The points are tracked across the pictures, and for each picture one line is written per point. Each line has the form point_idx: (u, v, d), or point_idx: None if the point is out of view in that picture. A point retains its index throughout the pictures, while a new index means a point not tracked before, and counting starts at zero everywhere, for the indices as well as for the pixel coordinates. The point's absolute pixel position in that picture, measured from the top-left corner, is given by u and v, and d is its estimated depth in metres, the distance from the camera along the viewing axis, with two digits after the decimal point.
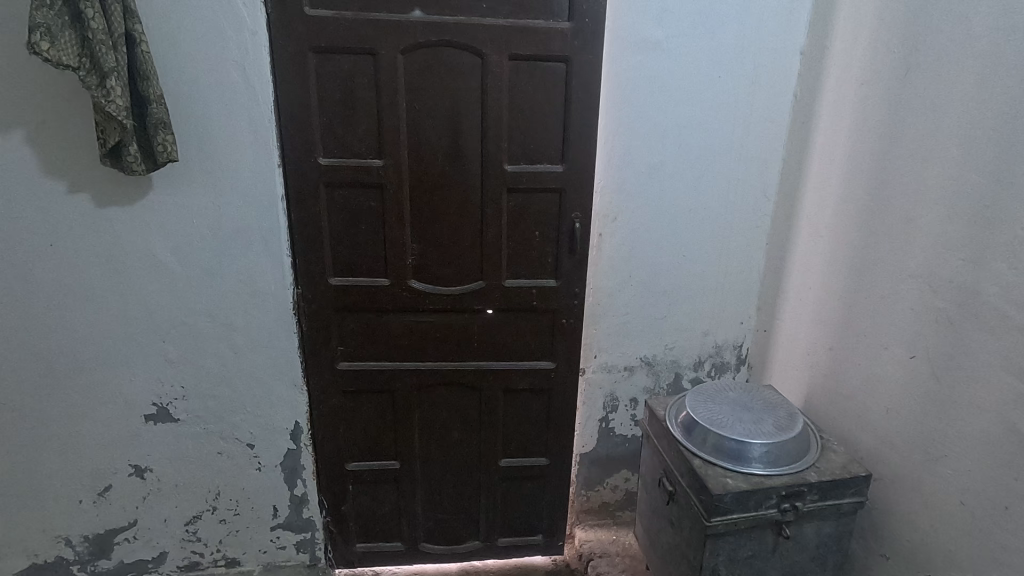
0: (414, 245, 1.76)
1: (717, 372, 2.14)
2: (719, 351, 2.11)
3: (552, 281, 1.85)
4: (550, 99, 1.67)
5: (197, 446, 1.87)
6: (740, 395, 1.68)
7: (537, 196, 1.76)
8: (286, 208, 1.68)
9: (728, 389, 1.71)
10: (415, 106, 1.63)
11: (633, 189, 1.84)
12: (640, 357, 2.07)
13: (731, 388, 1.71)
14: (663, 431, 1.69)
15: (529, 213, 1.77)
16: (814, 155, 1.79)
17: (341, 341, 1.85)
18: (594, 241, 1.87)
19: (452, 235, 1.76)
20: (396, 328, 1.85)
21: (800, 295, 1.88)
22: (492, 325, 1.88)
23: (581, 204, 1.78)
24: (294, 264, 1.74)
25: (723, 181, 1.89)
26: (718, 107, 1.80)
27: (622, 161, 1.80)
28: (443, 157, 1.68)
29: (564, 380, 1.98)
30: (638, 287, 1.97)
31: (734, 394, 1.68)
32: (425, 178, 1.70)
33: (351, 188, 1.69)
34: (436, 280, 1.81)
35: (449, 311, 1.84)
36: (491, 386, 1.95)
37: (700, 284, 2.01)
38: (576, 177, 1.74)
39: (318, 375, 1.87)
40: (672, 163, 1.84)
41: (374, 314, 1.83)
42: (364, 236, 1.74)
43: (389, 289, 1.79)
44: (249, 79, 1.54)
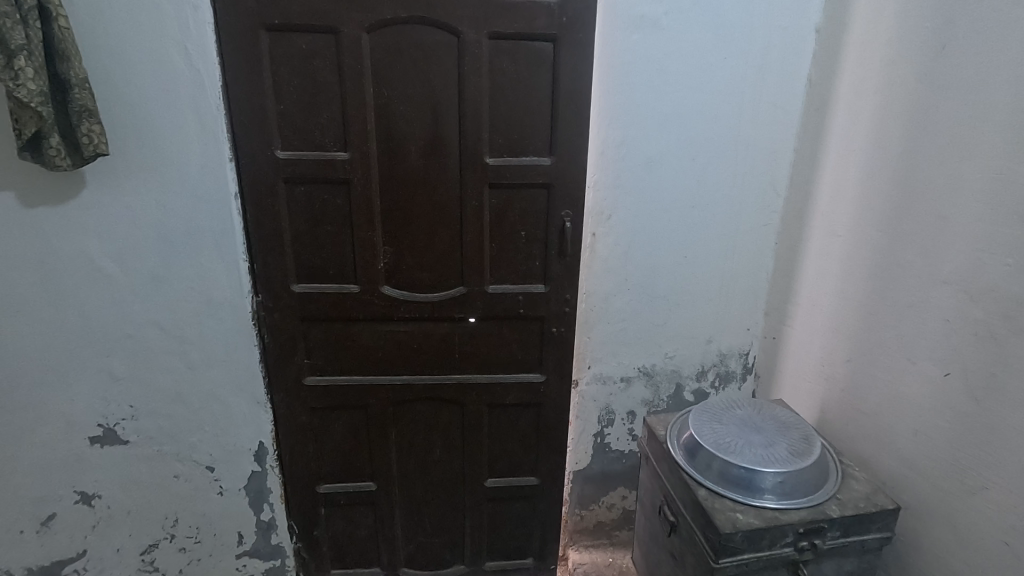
0: (386, 247, 1.59)
1: (721, 382, 1.98)
2: (723, 360, 1.95)
3: (540, 286, 1.67)
4: (536, 83, 1.49)
5: (151, 469, 1.70)
6: (749, 414, 1.51)
7: (522, 192, 1.58)
8: (241, 208, 1.50)
9: (736, 406, 1.54)
10: (384, 92, 1.45)
11: (630, 184, 1.66)
12: (638, 367, 1.91)
13: (738, 405, 1.55)
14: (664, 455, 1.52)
15: (514, 212, 1.59)
16: (829, 145, 1.61)
17: (308, 353, 1.67)
18: (588, 242, 1.70)
19: (428, 236, 1.59)
20: (369, 339, 1.68)
21: (813, 300, 1.70)
22: (474, 335, 1.70)
23: (572, 202, 1.60)
24: (253, 270, 1.56)
25: (728, 174, 1.71)
26: (723, 92, 1.62)
27: (618, 153, 1.62)
28: (417, 149, 1.50)
29: (555, 394, 1.80)
30: (634, 291, 1.80)
31: (743, 412, 1.52)
32: (396, 172, 1.52)
33: (314, 184, 1.51)
34: (410, 286, 1.63)
35: (427, 319, 1.67)
36: (475, 401, 1.78)
37: (703, 288, 1.84)
38: (566, 171, 1.56)
39: (284, 391, 1.70)
40: (673, 154, 1.66)
41: (344, 323, 1.65)
42: (330, 238, 1.56)
43: (360, 297, 1.62)
44: (194, 62, 1.36)
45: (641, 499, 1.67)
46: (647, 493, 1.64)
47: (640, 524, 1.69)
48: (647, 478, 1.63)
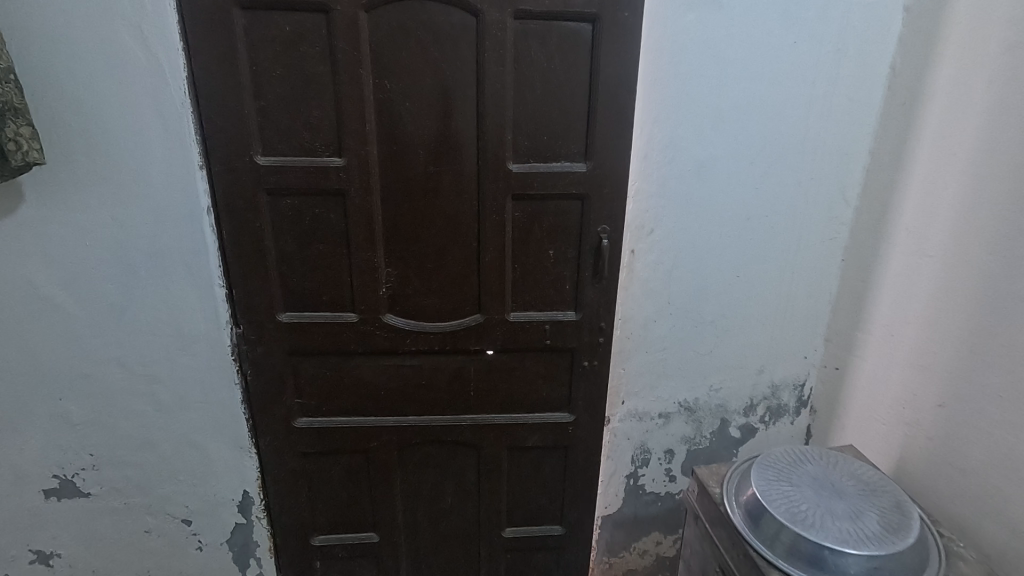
0: (390, 269, 1.34)
1: (772, 417, 1.74)
2: (776, 393, 1.71)
3: (571, 314, 1.42)
4: (571, 74, 1.23)
5: (117, 525, 1.46)
6: (824, 471, 1.25)
7: (550, 204, 1.32)
8: (216, 224, 1.25)
9: (807, 460, 1.29)
10: (386, 85, 1.19)
11: (676, 193, 1.41)
12: (679, 402, 1.66)
13: (810, 459, 1.30)
14: (718, 514, 1.28)
15: (541, 228, 1.34)
16: (919, 147, 1.34)
17: (298, 391, 1.43)
18: (626, 262, 1.45)
19: (439, 257, 1.34)
20: (369, 375, 1.44)
21: (891, 329, 1.45)
22: (493, 370, 1.46)
23: (610, 215, 1.34)
24: (231, 297, 1.31)
25: (791, 179, 1.45)
26: (789, 84, 1.36)
27: (664, 157, 1.37)
28: (425, 154, 1.25)
29: (585, 435, 1.56)
30: (677, 316, 1.54)
31: (817, 469, 1.26)
32: (401, 181, 1.26)
33: (302, 196, 1.26)
34: (418, 314, 1.38)
35: (437, 352, 1.43)
36: (493, 444, 1.54)
37: (755, 312, 1.59)
38: (604, 179, 1.31)
39: (270, 435, 1.46)
40: (728, 158, 1.40)
41: (340, 357, 1.41)
42: (323, 259, 1.31)
43: (358, 328, 1.37)
44: (152, 48, 1.11)
45: (686, 554, 1.44)
46: (695, 551, 1.40)
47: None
48: (695, 535, 1.39)
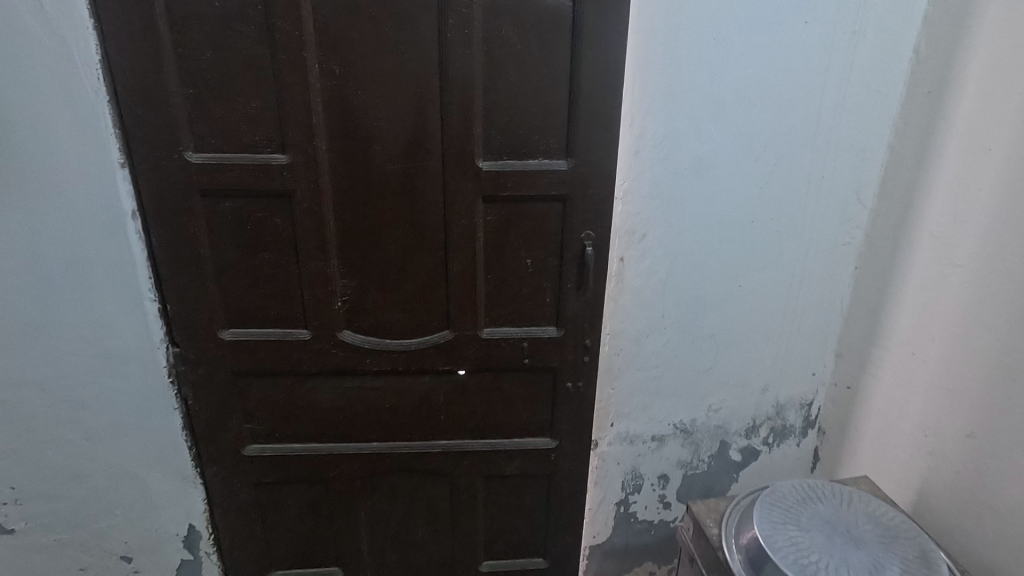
0: (346, 281, 1.18)
1: (775, 438, 1.59)
2: (780, 413, 1.56)
3: (552, 330, 1.27)
4: (549, 58, 1.07)
5: (47, 564, 1.32)
6: (838, 514, 1.10)
7: (527, 207, 1.16)
8: (144, 231, 1.10)
9: (817, 500, 1.13)
10: (335, 71, 1.03)
11: (671, 195, 1.25)
12: (674, 424, 1.51)
13: (819, 498, 1.14)
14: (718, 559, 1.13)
15: (517, 234, 1.18)
16: (947, 143, 1.18)
17: (247, 416, 1.28)
18: (615, 271, 1.29)
19: (402, 267, 1.18)
20: (326, 399, 1.28)
21: (911, 346, 1.30)
22: (465, 392, 1.31)
23: (595, 219, 1.19)
24: (165, 313, 1.16)
25: (800, 178, 1.30)
26: (798, 71, 1.20)
27: (657, 153, 1.21)
28: (382, 150, 1.09)
29: (570, 462, 1.41)
30: (671, 330, 1.39)
31: (829, 511, 1.10)
32: (356, 181, 1.11)
33: (242, 199, 1.10)
34: (379, 331, 1.23)
35: (402, 373, 1.28)
36: (467, 472, 1.38)
37: (758, 326, 1.44)
38: (589, 178, 1.15)
39: (217, 465, 1.31)
40: (729, 155, 1.24)
41: (293, 378, 1.26)
42: (269, 270, 1.16)
43: (312, 346, 1.22)
44: (58, 27, 0.95)
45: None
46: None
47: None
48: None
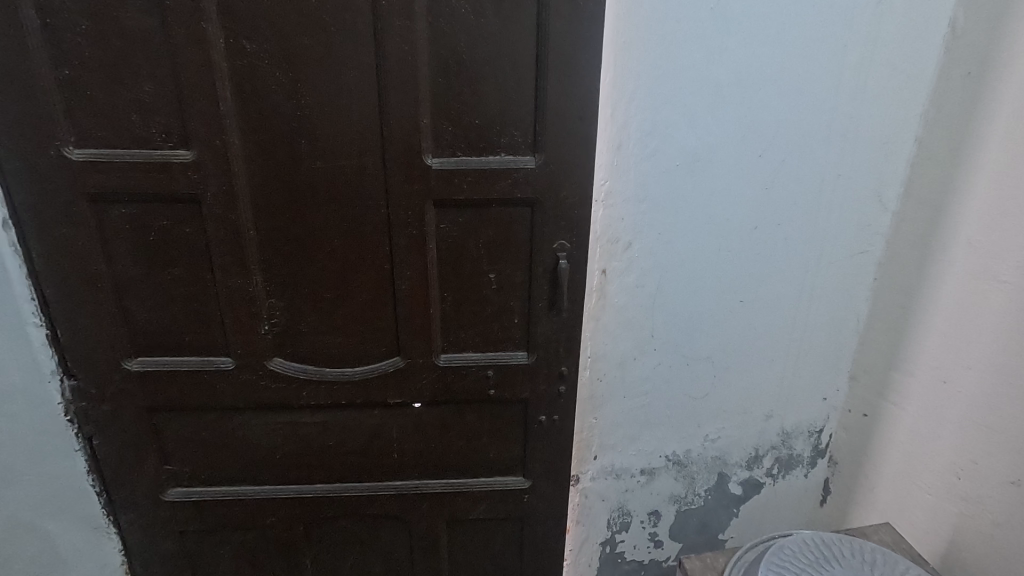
0: (273, 301, 0.99)
1: (781, 469, 1.42)
2: (786, 441, 1.38)
3: (521, 356, 1.08)
4: (509, 32, 0.88)
5: None
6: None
7: (488, 212, 0.97)
8: (22, 243, 0.91)
9: (828, 562, 0.95)
10: (245, 47, 0.84)
11: (661, 197, 1.06)
12: (666, 455, 1.33)
13: (829, 558, 0.96)
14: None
15: (477, 245, 0.99)
16: (990, 135, 0.99)
17: (166, 456, 1.10)
18: (595, 286, 1.11)
19: (340, 285, 0.99)
20: (259, 436, 1.10)
21: (940, 374, 1.11)
22: (421, 427, 1.12)
23: (570, 227, 0.99)
24: (56, 339, 0.97)
25: (812, 176, 1.11)
26: (811, 49, 1.01)
27: (644, 148, 1.02)
28: (309, 145, 0.90)
29: (546, 503, 1.22)
30: (662, 352, 1.21)
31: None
32: (279, 183, 0.92)
33: (141, 204, 0.91)
34: (317, 359, 1.04)
35: (347, 406, 1.09)
36: (427, 516, 1.20)
37: (762, 346, 1.25)
38: (561, 178, 0.96)
39: (134, 512, 1.13)
40: (729, 149, 1.05)
41: (217, 413, 1.07)
42: (180, 289, 0.97)
43: (237, 377, 1.03)
44: None
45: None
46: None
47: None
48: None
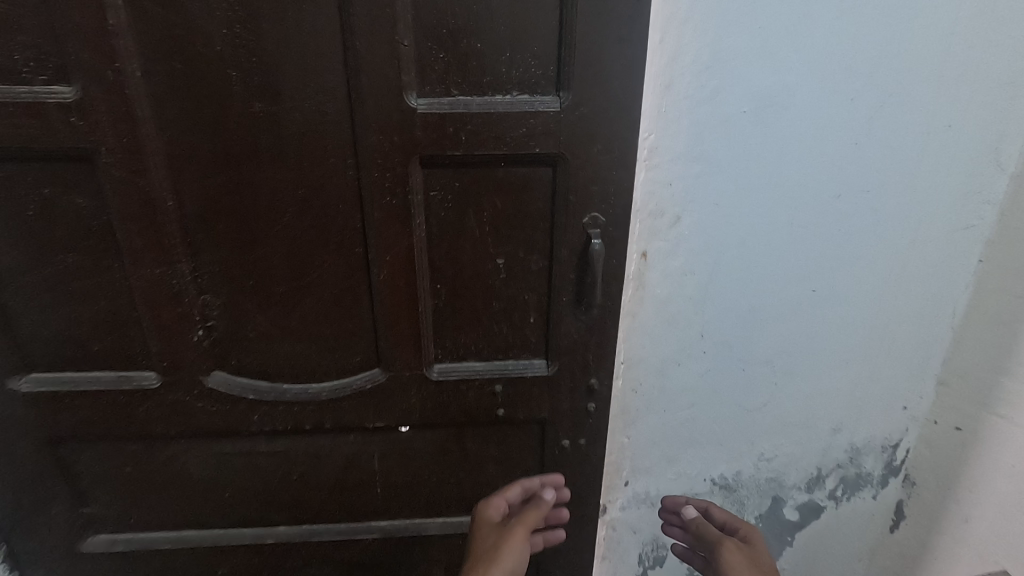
0: (207, 299, 0.74)
1: (846, 491, 1.18)
2: (854, 458, 1.14)
3: (538, 366, 0.83)
4: None
5: None
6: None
7: (495, 175, 0.71)
8: None
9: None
10: None
11: (722, 156, 0.80)
12: (713, 479, 1.09)
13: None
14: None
15: (480, 221, 0.74)
16: None
17: (81, 497, 0.85)
18: (634, 273, 0.86)
19: (296, 275, 0.74)
20: (201, 470, 0.85)
21: None
22: (411, 455, 0.88)
23: (606, 195, 0.73)
24: None
25: (912, 126, 0.85)
26: None
27: (703, 88, 0.76)
28: (243, 78, 0.64)
29: (568, 545, 0.98)
30: (714, 355, 0.96)
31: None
32: (204, 133, 0.66)
33: (10, 164, 0.65)
34: (271, 373, 0.79)
35: (313, 432, 0.84)
36: (420, 563, 0.96)
37: (834, 346, 1.01)
38: (597, 128, 0.69)
39: (45, 566, 0.88)
40: (814, 91, 0.79)
41: (143, 443, 0.82)
42: (77, 283, 0.72)
43: (165, 398, 0.79)
44: None
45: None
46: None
47: (729, 556, 0.92)
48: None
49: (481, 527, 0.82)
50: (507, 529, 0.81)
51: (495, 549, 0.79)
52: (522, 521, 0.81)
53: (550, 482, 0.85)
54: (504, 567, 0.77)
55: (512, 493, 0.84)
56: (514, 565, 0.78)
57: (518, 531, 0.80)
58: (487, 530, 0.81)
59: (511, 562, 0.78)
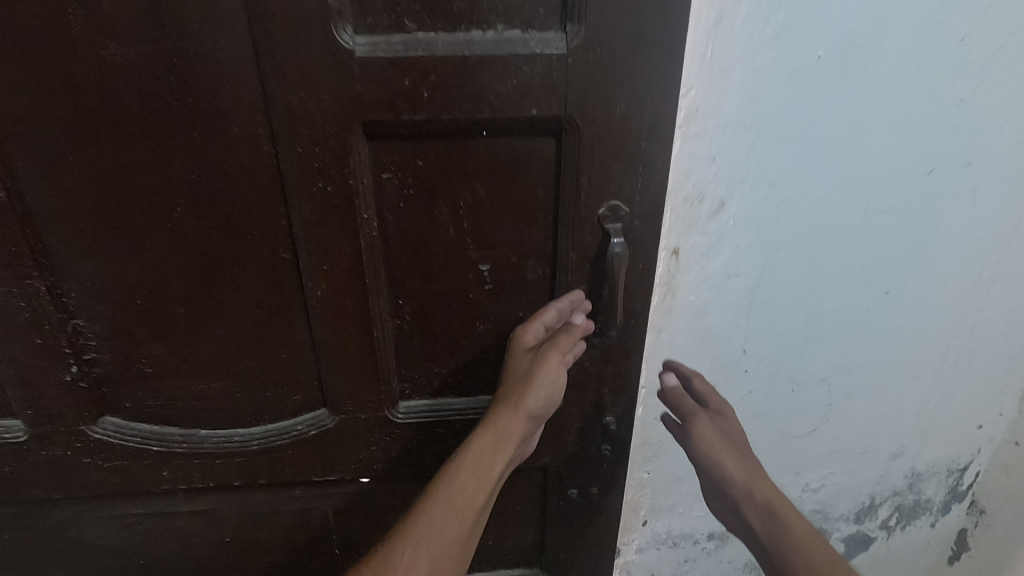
0: (79, 325, 0.54)
1: (900, 520, 0.98)
2: (915, 485, 0.95)
3: None
4: None
5: None
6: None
7: (474, 152, 0.50)
8: None
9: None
10: None
11: (785, 122, 0.58)
12: None
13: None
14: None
15: (454, 214, 0.52)
16: None
17: None
18: (662, 274, 0.64)
19: (201, 291, 0.53)
20: (103, 535, 0.66)
21: None
22: (373, 511, 0.69)
23: (634, 182, 0.52)
24: None
25: None
26: None
27: (767, 25, 0.53)
28: (84, 3, 0.42)
29: None
30: (760, 374, 0.75)
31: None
32: (39, 89, 0.44)
33: None
34: (181, 418, 0.60)
35: (246, 488, 0.65)
36: None
37: (907, 361, 0.80)
38: (623, 85, 0.48)
39: None
40: (923, 26, 0.56)
41: (22, 508, 0.63)
42: None
43: (41, 452, 0.59)
44: None
45: (723, 473, 0.66)
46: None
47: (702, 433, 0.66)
48: (755, 534, 0.64)
49: (510, 349, 0.56)
50: (535, 356, 0.55)
51: (523, 381, 0.54)
52: (555, 346, 0.55)
53: (575, 301, 0.56)
54: (538, 397, 0.54)
55: (550, 317, 0.55)
56: (552, 392, 0.55)
57: (554, 355, 0.54)
58: (515, 355, 0.55)
59: (549, 392, 0.54)
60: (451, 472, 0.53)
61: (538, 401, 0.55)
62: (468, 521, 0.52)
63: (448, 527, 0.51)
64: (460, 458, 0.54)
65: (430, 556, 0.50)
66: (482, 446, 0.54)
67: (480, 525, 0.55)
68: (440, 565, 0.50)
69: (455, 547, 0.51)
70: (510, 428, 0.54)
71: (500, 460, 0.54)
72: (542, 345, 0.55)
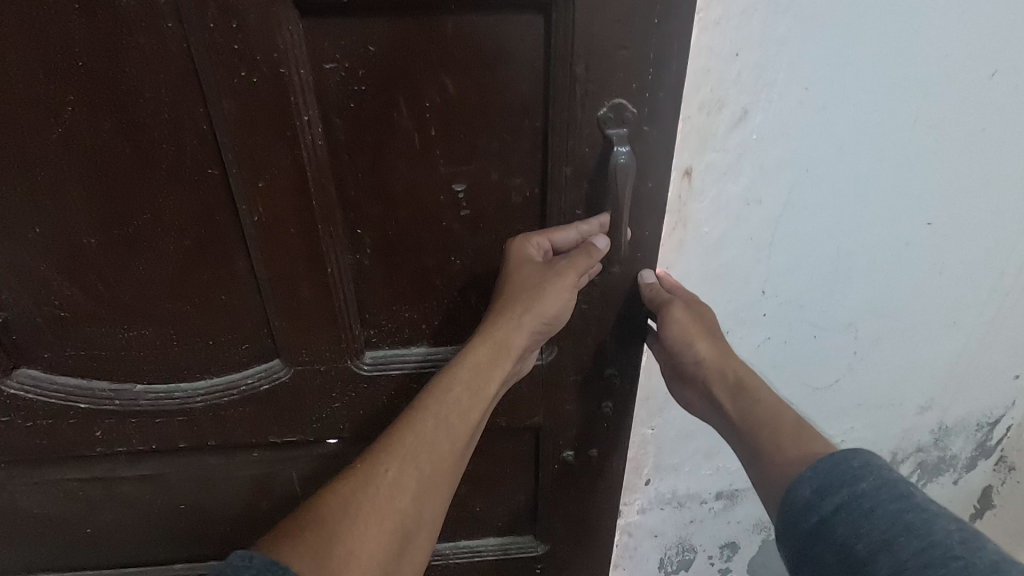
0: None
1: (923, 479, 0.91)
2: (943, 441, 0.87)
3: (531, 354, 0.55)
4: None
5: None
6: (920, 526, 0.38)
7: (440, 34, 0.39)
8: None
9: (847, 499, 0.41)
10: None
11: (829, 6, 0.46)
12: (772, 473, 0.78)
13: (853, 481, 0.42)
14: (785, 496, 0.45)
15: (419, 115, 0.42)
16: None
17: None
18: (673, 202, 0.54)
19: (112, 216, 0.43)
20: (38, 501, 0.59)
21: None
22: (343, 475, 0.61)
23: (642, 76, 0.41)
24: None
25: None
26: None
27: None
28: None
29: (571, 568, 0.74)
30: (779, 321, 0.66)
31: (883, 533, 0.39)
32: None
33: None
34: (110, 371, 0.51)
35: (196, 449, 0.57)
36: None
37: (946, 304, 0.71)
38: None
39: None
40: None
41: None
42: None
43: None
44: None
45: (704, 371, 0.54)
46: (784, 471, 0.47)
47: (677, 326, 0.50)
48: (724, 416, 0.54)
49: (511, 257, 0.47)
50: (542, 274, 0.46)
51: (528, 298, 0.46)
52: (571, 270, 0.45)
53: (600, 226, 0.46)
54: (541, 315, 0.46)
55: (564, 237, 0.46)
56: (559, 312, 0.47)
57: (570, 276, 0.45)
58: (517, 266, 0.46)
59: (556, 314, 0.47)
60: (441, 387, 0.47)
61: (541, 321, 0.47)
62: (458, 440, 0.47)
63: (438, 444, 0.46)
64: (450, 373, 0.47)
65: (417, 475, 0.45)
66: (478, 361, 0.47)
67: (474, 440, 0.49)
68: (429, 482, 0.45)
69: (448, 465, 0.46)
70: (508, 345, 0.47)
71: (498, 376, 0.48)
72: (553, 262, 0.46)
